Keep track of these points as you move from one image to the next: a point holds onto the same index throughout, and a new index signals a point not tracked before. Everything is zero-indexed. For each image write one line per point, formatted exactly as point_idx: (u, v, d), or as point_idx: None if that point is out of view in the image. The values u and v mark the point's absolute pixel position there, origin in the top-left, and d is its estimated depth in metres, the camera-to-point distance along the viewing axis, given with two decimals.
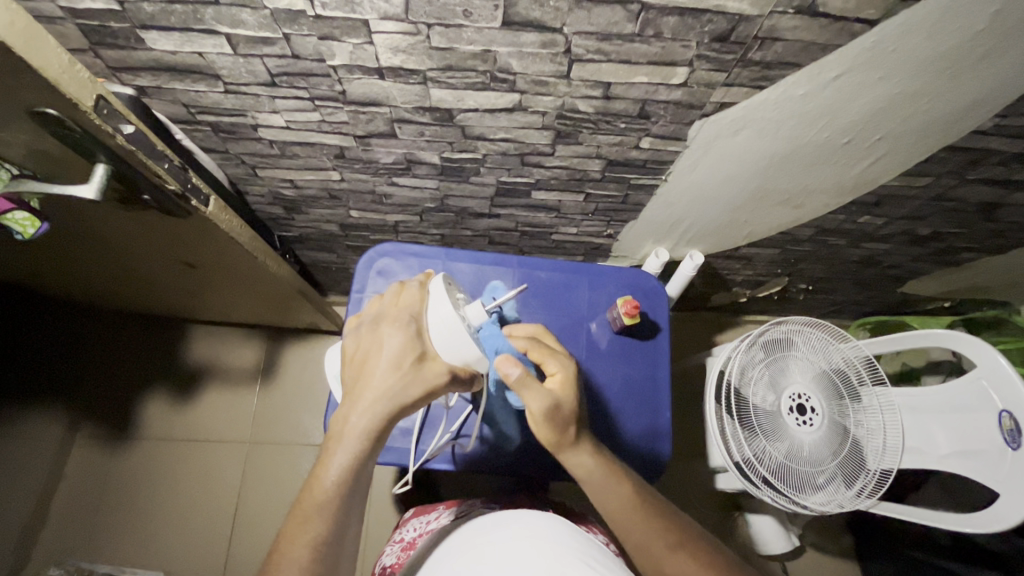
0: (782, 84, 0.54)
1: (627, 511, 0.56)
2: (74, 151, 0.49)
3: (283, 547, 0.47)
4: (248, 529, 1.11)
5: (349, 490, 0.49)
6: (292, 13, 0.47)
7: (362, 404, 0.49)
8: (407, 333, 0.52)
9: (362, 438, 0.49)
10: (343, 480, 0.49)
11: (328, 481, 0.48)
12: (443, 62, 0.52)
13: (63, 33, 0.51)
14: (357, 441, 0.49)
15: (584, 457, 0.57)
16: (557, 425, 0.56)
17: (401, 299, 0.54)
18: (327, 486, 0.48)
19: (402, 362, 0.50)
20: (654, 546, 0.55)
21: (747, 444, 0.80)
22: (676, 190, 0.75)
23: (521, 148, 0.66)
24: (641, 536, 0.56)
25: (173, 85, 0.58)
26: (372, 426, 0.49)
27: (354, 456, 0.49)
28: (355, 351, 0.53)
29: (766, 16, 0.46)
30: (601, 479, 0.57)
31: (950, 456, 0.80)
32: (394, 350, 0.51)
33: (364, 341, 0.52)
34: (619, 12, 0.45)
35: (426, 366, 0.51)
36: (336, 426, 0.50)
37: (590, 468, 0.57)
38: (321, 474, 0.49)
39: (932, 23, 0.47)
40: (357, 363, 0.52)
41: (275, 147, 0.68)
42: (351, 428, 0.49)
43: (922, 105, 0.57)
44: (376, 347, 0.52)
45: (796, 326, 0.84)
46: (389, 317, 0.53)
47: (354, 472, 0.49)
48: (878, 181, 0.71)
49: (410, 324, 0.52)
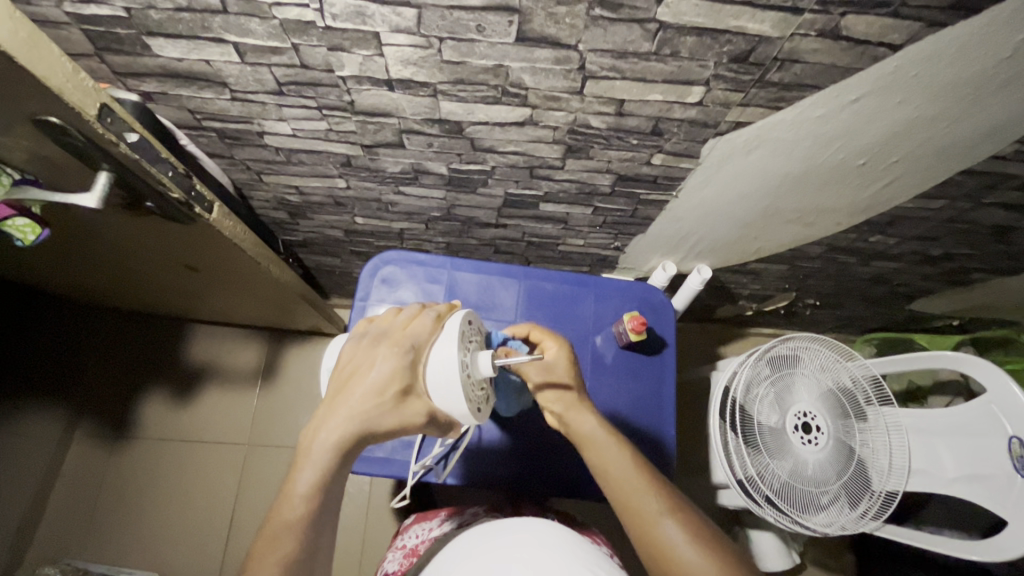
0: (800, 105, 0.52)
1: (617, 471, 0.56)
2: (77, 158, 0.48)
3: (249, 559, 0.46)
4: (244, 532, 1.11)
5: (315, 509, 0.47)
6: (302, 23, 0.46)
7: (335, 421, 0.48)
8: (401, 360, 0.50)
9: (329, 457, 0.47)
10: (311, 500, 0.47)
11: (295, 495, 0.47)
12: (455, 76, 0.51)
13: (69, 39, 0.50)
14: (323, 459, 0.47)
15: (589, 420, 0.59)
16: (559, 386, 0.60)
17: (412, 324, 0.52)
18: (295, 501, 0.47)
19: (384, 390, 0.49)
20: (642, 511, 0.53)
21: (750, 461, 0.79)
22: (687, 205, 0.74)
23: (530, 161, 0.65)
24: (635, 500, 0.54)
25: (180, 91, 0.57)
26: (341, 446, 0.47)
27: (322, 475, 0.47)
28: (346, 361, 0.51)
29: (786, 38, 0.45)
30: (599, 440, 0.58)
31: (958, 480, 0.79)
32: (381, 375, 0.49)
33: (359, 354, 0.51)
34: (636, 30, 0.44)
35: (409, 400, 0.49)
36: (308, 438, 0.48)
37: (594, 434, 0.58)
38: (290, 488, 0.47)
39: (957, 50, 0.46)
40: (344, 375, 0.51)
41: (281, 154, 0.67)
42: (320, 444, 0.47)
43: (941, 129, 0.56)
44: (365, 365, 0.50)
45: (803, 342, 0.83)
46: (390, 338, 0.51)
47: (318, 493, 0.47)
48: (895, 202, 0.70)
49: (406, 353, 0.50)
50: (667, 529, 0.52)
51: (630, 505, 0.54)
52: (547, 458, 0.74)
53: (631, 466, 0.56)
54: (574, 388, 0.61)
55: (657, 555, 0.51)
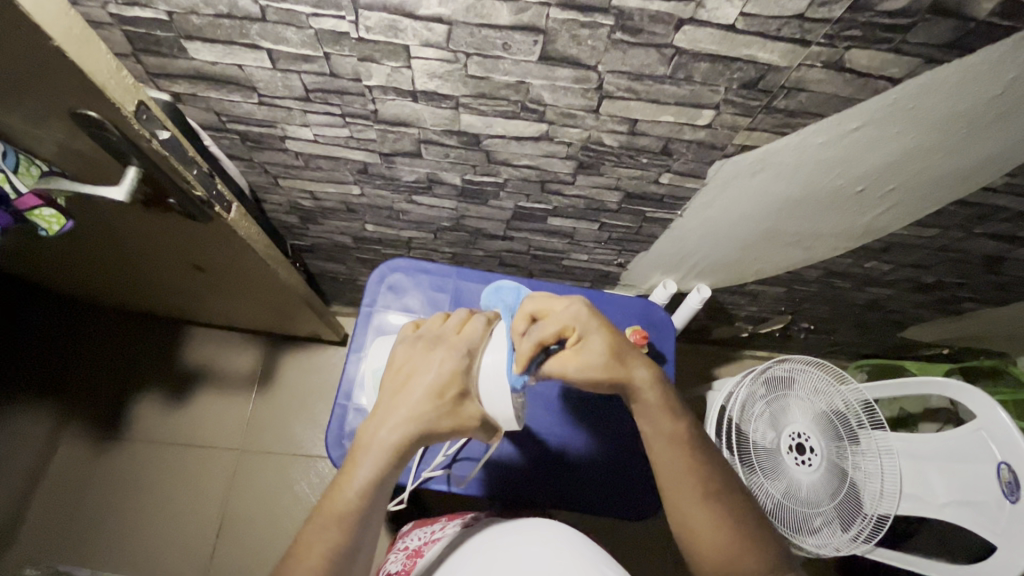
0: (803, 131, 0.55)
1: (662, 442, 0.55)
2: (107, 152, 0.49)
3: (297, 544, 0.47)
4: (232, 538, 1.09)
5: (368, 506, 0.47)
6: (336, 34, 0.48)
7: (395, 420, 0.49)
8: (459, 362, 0.52)
9: (388, 454, 0.48)
10: (365, 496, 0.47)
11: (351, 490, 0.47)
12: (477, 90, 0.53)
13: (109, 39, 0.52)
14: (383, 457, 0.48)
15: (643, 378, 0.56)
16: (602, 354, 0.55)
17: (464, 329, 0.55)
18: (348, 495, 0.47)
19: (443, 392, 0.50)
20: (681, 488, 0.54)
21: (745, 480, 0.80)
22: (690, 225, 0.76)
23: (543, 175, 0.67)
24: (674, 472, 0.54)
25: (208, 94, 0.59)
26: (402, 445, 0.48)
27: (379, 472, 0.48)
28: (402, 363, 0.53)
29: (794, 68, 0.47)
30: (651, 405, 0.56)
31: (948, 505, 0.81)
32: (441, 376, 0.51)
33: (415, 356, 0.53)
34: (653, 54, 0.47)
35: (466, 403, 0.51)
36: (366, 436, 0.49)
37: (647, 398, 0.56)
38: (344, 483, 0.47)
39: (953, 86, 0.49)
40: (400, 376, 0.52)
41: (299, 158, 0.69)
42: (380, 442, 0.48)
43: (935, 160, 0.59)
44: (423, 367, 0.51)
45: (798, 364, 0.84)
46: (446, 342, 0.54)
47: (373, 490, 0.47)
48: (889, 229, 0.73)
49: (463, 357, 0.53)
50: (694, 506, 0.53)
51: (671, 481, 0.54)
52: (549, 470, 0.75)
53: (677, 443, 0.55)
54: (617, 363, 0.55)
55: (683, 527, 0.53)
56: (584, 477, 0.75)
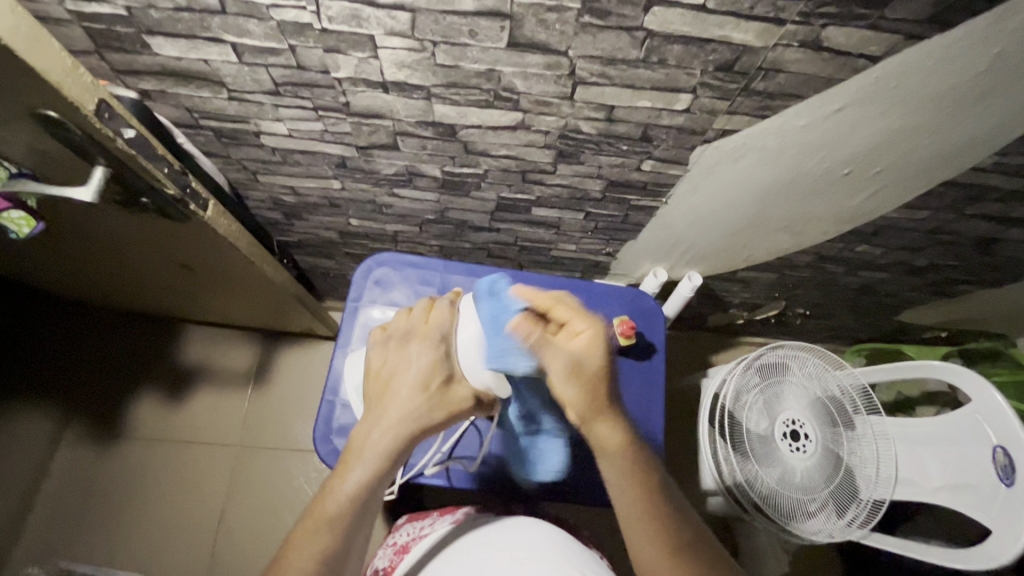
0: (785, 113, 0.54)
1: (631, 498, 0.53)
2: (73, 153, 0.49)
3: (287, 551, 0.47)
4: (230, 534, 1.10)
5: (363, 507, 0.48)
6: (299, 25, 0.47)
7: (386, 423, 0.50)
8: (435, 352, 0.53)
9: (381, 455, 0.49)
10: (359, 498, 0.48)
11: (344, 494, 0.48)
12: (447, 79, 0.52)
13: (70, 36, 0.51)
14: (376, 458, 0.49)
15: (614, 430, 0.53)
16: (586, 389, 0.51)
17: (432, 317, 0.55)
18: (340, 498, 0.48)
19: (428, 383, 0.51)
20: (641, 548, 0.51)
21: (739, 468, 0.79)
22: (677, 212, 0.75)
23: (522, 165, 0.66)
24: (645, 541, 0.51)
25: (177, 90, 0.58)
26: (395, 445, 0.49)
27: (372, 471, 0.49)
28: (381, 366, 0.53)
29: (770, 48, 0.46)
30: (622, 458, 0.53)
31: (943, 489, 0.79)
32: (422, 370, 0.52)
33: (393, 356, 0.53)
34: (624, 38, 0.46)
35: (451, 389, 0.52)
36: (359, 440, 0.50)
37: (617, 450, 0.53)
38: (336, 487, 0.48)
39: (937, 62, 0.47)
40: (382, 379, 0.52)
41: (277, 154, 0.68)
42: (373, 445, 0.49)
43: (923, 140, 0.57)
44: (404, 365, 0.52)
45: (792, 351, 0.84)
46: (418, 334, 0.54)
47: (367, 491, 0.48)
48: (879, 212, 0.71)
49: (439, 345, 0.53)
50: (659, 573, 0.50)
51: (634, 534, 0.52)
52: (539, 462, 0.74)
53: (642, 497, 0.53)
54: (602, 388, 0.52)
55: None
56: (574, 469, 0.75)
